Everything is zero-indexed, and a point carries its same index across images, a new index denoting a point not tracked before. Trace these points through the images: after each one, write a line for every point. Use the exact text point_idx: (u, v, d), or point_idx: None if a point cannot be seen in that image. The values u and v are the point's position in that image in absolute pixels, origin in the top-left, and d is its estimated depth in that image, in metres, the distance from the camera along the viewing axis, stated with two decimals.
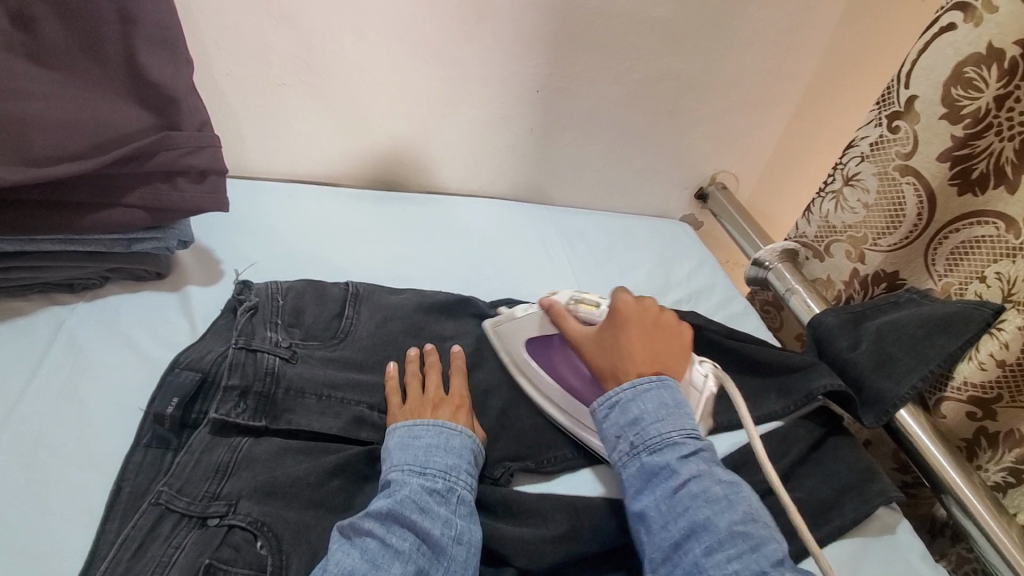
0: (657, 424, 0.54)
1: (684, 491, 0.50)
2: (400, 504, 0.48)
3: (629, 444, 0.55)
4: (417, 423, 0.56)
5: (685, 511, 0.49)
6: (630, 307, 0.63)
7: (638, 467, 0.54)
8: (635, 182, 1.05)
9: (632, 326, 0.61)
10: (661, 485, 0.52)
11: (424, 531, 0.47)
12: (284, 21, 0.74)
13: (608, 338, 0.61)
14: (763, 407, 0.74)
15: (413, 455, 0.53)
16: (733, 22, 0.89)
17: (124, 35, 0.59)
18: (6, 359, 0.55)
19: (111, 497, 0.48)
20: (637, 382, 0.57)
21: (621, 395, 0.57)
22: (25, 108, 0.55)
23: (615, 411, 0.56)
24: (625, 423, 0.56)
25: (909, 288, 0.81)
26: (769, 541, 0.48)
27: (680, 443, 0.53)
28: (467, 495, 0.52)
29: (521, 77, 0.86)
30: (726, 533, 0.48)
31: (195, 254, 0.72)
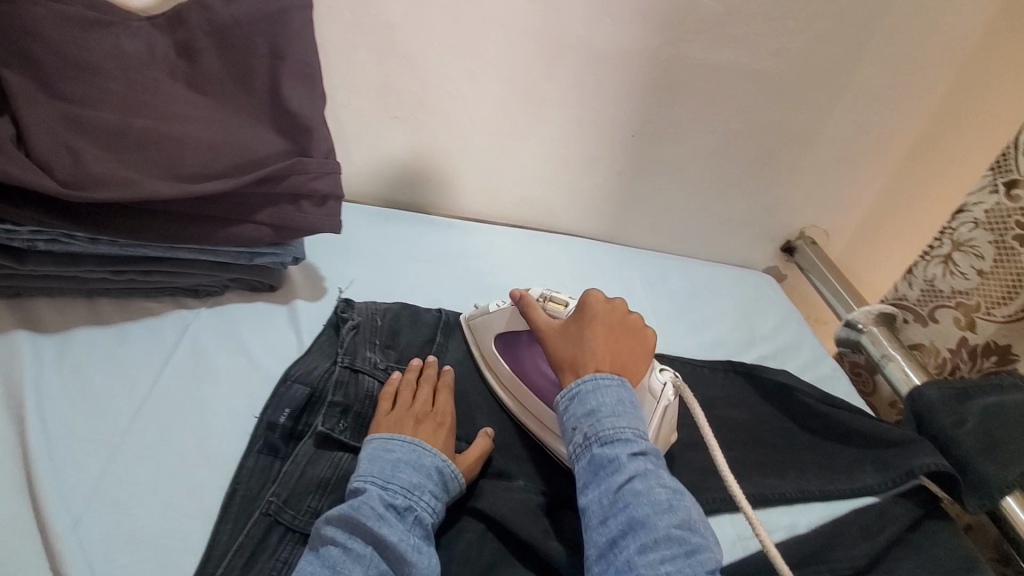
0: (613, 418, 0.53)
1: (627, 488, 0.49)
2: (357, 510, 0.48)
3: (583, 436, 0.54)
4: (393, 438, 0.55)
5: (624, 507, 0.48)
6: (599, 305, 0.62)
7: (588, 459, 0.52)
8: (723, 231, 1.04)
9: (596, 324, 0.60)
10: (607, 479, 0.50)
11: (381, 538, 0.47)
12: (403, 59, 0.79)
13: (574, 331, 0.60)
14: (858, 479, 0.69)
15: (380, 466, 0.52)
16: (838, 80, 0.87)
17: (274, 69, 0.65)
18: (139, 354, 0.60)
19: (226, 498, 0.50)
20: (597, 375, 0.56)
21: (579, 387, 0.56)
22: (182, 131, 0.61)
23: (574, 402, 0.55)
24: (582, 415, 0.54)
25: (1013, 372, 0.76)
26: (705, 549, 0.47)
27: (632, 440, 0.52)
28: (428, 514, 0.50)
29: (618, 120, 0.87)
30: (663, 534, 0.47)
31: (304, 272, 0.77)
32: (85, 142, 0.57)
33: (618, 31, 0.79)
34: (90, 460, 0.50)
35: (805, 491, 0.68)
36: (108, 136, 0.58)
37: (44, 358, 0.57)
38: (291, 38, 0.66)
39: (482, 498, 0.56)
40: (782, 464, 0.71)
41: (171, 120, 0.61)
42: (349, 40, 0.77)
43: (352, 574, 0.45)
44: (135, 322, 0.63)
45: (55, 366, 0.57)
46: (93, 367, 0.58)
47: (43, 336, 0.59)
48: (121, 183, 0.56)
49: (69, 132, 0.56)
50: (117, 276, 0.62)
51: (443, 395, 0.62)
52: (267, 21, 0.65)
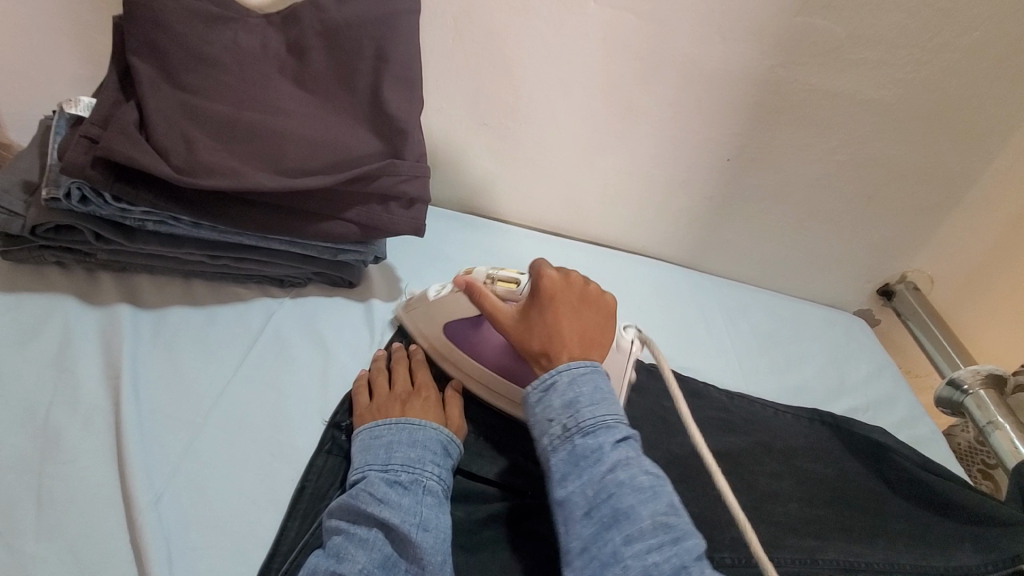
0: (592, 406, 0.50)
1: (610, 478, 0.46)
2: (355, 497, 0.47)
3: (560, 427, 0.49)
4: (378, 423, 0.54)
5: (608, 497, 0.45)
6: (554, 280, 0.58)
7: (567, 451, 0.48)
8: (814, 268, 0.97)
9: (557, 303, 0.57)
10: (589, 469, 0.47)
11: (384, 520, 0.46)
12: (500, 67, 0.79)
13: (535, 314, 0.57)
14: (954, 558, 0.61)
15: (375, 452, 0.52)
16: (966, 116, 0.80)
17: (376, 71, 0.66)
18: (227, 337, 0.62)
19: (296, 494, 0.51)
20: (572, 365, 0.52)
21: (554, 376, 0.52)
22: (286, 126, 0.62)
23: (548, 392, 0.51)
24: (559, 404, 0.50)
25: None
26: (691, 535, 0.44)
27: (612, 427, 0.49)
28: (433, 485, 0.50)
29: (715, 142, 0.83)
30: (649, 524, 0.43)
31: (382, 272, 0.77)
32: (198, 131, 0.59)
33: (727, 50, 0.75)
34: (174, 438, 0.52)
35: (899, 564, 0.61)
36: (219, 126, 0.60)
37: (141, 333, 0.60)
38: (397, 43, 0.66)
39: (543, 522, 0.54)
40: (872, 530, 0.64)
41: (277, 114, 0.63)
42: (449, 46, 0.77)
43: (357, 558, 0.44)
44: (224, 306, 0.66)
45: (150, 341, 0.60)
46: (184, 347, 0.60)
47: (143, 312, 0.62)
48: (227, 172, 0.58)
49: (185, 121, 0.59)
50: (213, 261, 0.65)
51: (419, 373, 0.62)
52: (376, 25, 0.66)
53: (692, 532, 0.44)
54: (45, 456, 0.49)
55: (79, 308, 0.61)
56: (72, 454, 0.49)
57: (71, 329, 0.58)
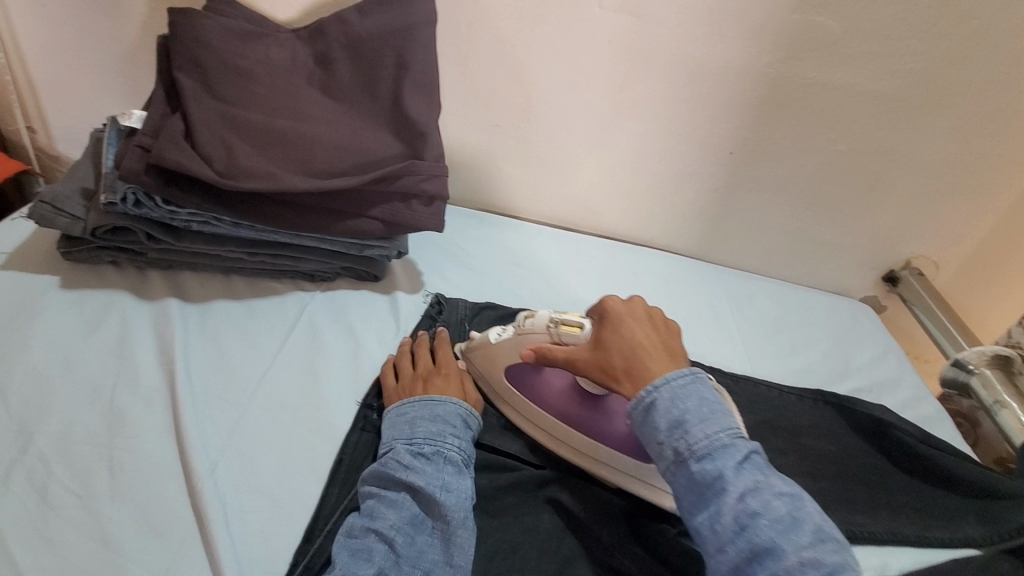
0: (703, 426, 0.49)
1: (741, 508, 0.45)
2: (384, 465, 0.53)
3: (672, 451, 0.50)
4: (402, 403, 0.59)
5: (742, 529, 0.45)
6: (620, 304, 0.59)
7: (687, 477, 0.49)
8: (819, 256, 1.00)
9: (628, 323, 0.57)
10: (717, 499, 0.47)
11: (410, 484, 0.51)
12: (512, 71, 0.83)
13: (613, 340, 0.57)
14: (959, 530, 0.65)
15: (400, 426, 0.57)
16: (964, 104, 0.82)
17: (397, 79, 0.71)
18: (266, 327, 0.68)
19: (334, 466, 0.56)
20: (669, 380, 0.52)
21: (654, 396, 0.51)
22: (315, 132, 0.68)
23: (653, 415, 0.51)
24: (669, 426, 0.50)
25: None
26: (841, 564, 0.43)
27: (729, 448, 0.48)
28: (455, 454, 0.54)
29: (719, 137, 0.87)
30: (793, 557, 0.43)
31: (404, 266, 0.82)
32: (237, 138, 0.65)
33: (727, 47, 0.79)
34: (223, 416, 0.58)
35: (900, 533, 0.64)
36: (255, 133, 0.65)
37: (189, 324, 0.66)
38: (416, 52, 0.71)
39: (564, 492, 0.59)
40: (874, 502, 0.67)
41: (306, 121, 0.69)
42: (464, 53, 0.82)
43: (388, 516, 0.49)
44: (261, 299, 0.71)
45: (198, 331, 0.65)
46: (228, 336, 0.65)
47: (189, 305, 0.68)
48: (264, 175, 0.63)
49: (225, 129, 0.64)
50: (251, 257, 0.70)
51: (441, 352, 0.66)
52: (396, 35, 0.71)
53: (841, 560, 0.43)
54: (113, 432, 0.55)
55: (133, 302, 0.67)
56: (136, 431, 0.55)
57: (127, 322, 0.64)
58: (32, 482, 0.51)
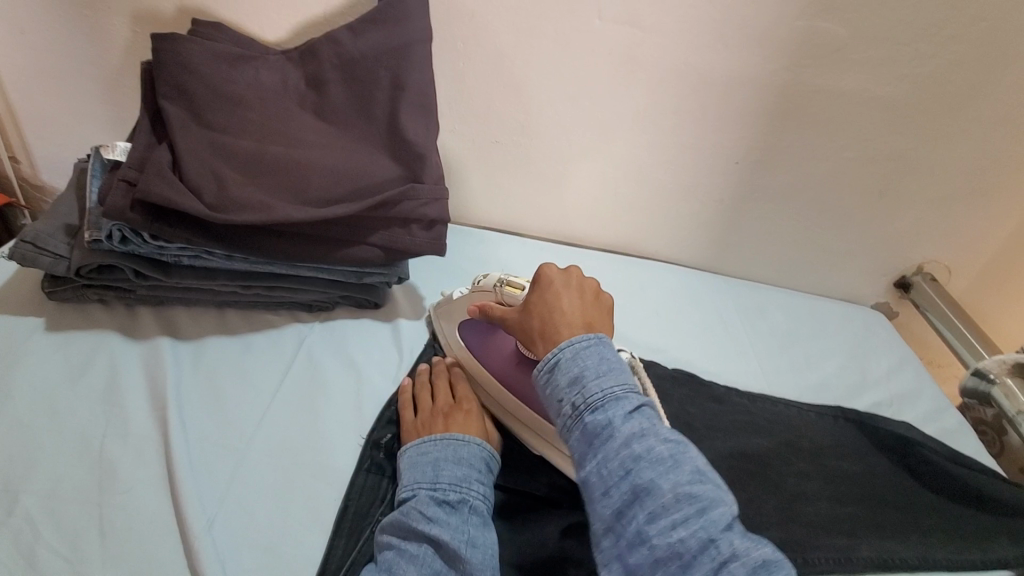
0: (599, 379, 0.49)
1: (627, 453, 0.45)
2: (407, 515, 0.50)
3: (570, 405, 0.49)
4: (424, 440, 0.56)
5: (626, 473, 0.45)
6: (558, 274, 0.59)
7: (580, 429, 0.48)
8: (829, 264, 0.97)
9: (557, 290, 0.57)
10: (604, 446, 0.46)
11: (435, 537, 0.48)
12: (509, 86, 0.81)
13: (535, 304, 0.58)
14: (993, 551, 0.62)
15: (422, 469, 0.54)
16: (975, 107, 0.80)
17: (393, 99, 0.69)
18: (263, 363, 0.64)
19: (340, 514, 0.53)
20: (574, 340, 0.52)
21: (560, 354, 0.51)
22: (309, 158, 0.65)
23: (555, 373, 0.51)
24: (567, 382, 0.50)
25: None
26: (717, 504, 0.43)
27: (622, 398, 0.48)
28: (479, 504, 0.52)
29: (724, 147, 0.85)
30: (671, 497, 0.43)
31: (406, 292, 0.79)
32: (227, 167, 0.62)
33: (731, 56, 0.76)
34: (221, 464, 0.55)
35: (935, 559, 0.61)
36: (246, 161, 0.63)
37: (182, 365, 0.63)
38: (412, 71, 0.69)
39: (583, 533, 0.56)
40: (905, 526, 0.64)
41: (300, 147, 0.66)
42: (459, 69, 0.80)
43: (408, 574, 0.46)
44: (258, 333, 0.68)
45: (192, 372, 0.62)
46: (223, 376, 0.62)
47: (181, 343, 0.65)
48: (257, 206, 0.61)
49: (214, 159, 0.62)
50: (245, 290, 0.67)
51: (459, 386, 0.64)
52: (391, 55, 0.68)
53: (719, 498, 0.43)
54: (104, 487, 0.52)
55: (123, 343, 0.64)
56: (127, 485, 0.52)
57: (116, 364, 0.61)
58: (18, 546, 0.48)
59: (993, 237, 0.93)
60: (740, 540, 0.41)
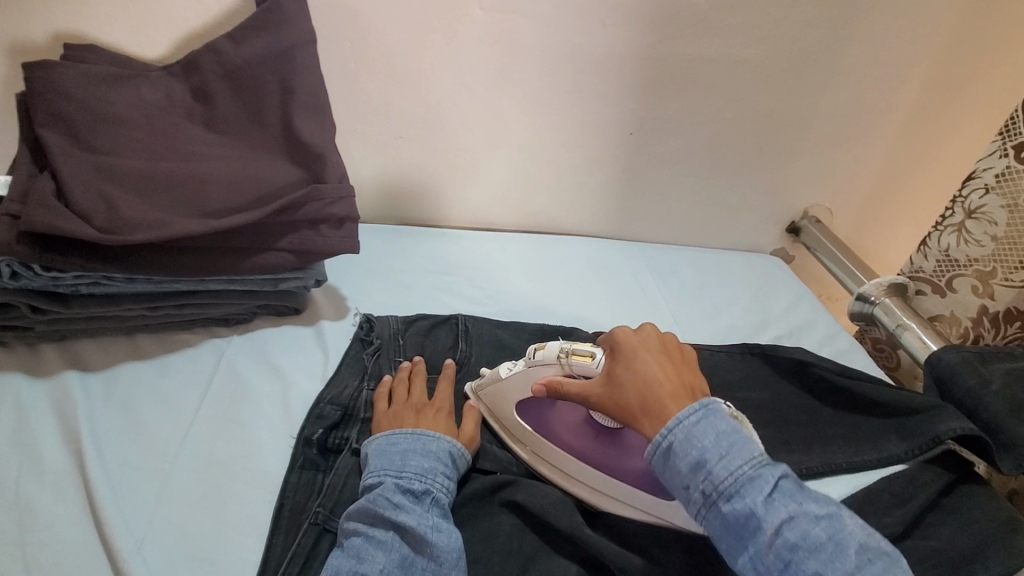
0: (725, 462, 0.49)
1: (780, 543, 0.45)
2: (375, 503, 0.52)
3: (699, 493, 0.49)
4: (395, 432, 0.59)
5: (787, 567, 0.45)
6: (634, 340, 0.59)
7: (720, 519, 0.48)
8: (729, 217, 1.05)
9: (643, 356, 0.57)
10: (754, 539, 0.46)
11: (402, 524, 0.50)
12: (405, 81, 0.82)
13: (623, 377, 0.56)
14: (884, 449, 0.69)
15: (390, 459, 0.56)
16: (828, 62, 0.89)
17: (284, 103, 0.69)
18: (182, 383, 0.64)
19: (276, 513, 0.54)
20: (683, 421, 0.51)
21: (670, 437, 0.51)
22: (206, 170, 0.64)
23: (674, 459, 0.51)
24: (689, 469, 0.50)
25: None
26: None
27: (756, 480, 0.48)
28: (443, 496, 0.54)
29: (617, 120, 0.90)
30: None
31: (326, 293, 0.79)
32: (117, 189, 0.61)
33: (609, 34, 0.81)
34: (146, 487, 0.54)
35: (834, 462, 0.68)
36: (136, 180, 0.62)
37: (93, 397, 0.61)
38: (299, 73, 0.69)
39: (520, 490, 0.59)
40: (809, 440, 0.71)
41: (193, 161, 0.65)
42: (352, 68, 0.80)
43: (376, 559, 0.48)
44: (173, 354, 0.67)
45: (105, 402, 0.61)
46: (139, 401, 0.61)
47: (90, 375, 0.63)
48: (153, 224, 0.60)
49: (102, 181, 0.60)
50: (154, 312, 0.66)
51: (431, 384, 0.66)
52: (276, 59, 0.68)
53: None
54: (23, 527, 0.50)
55: (25, 382, 0.61)
56: (49, 521, 0.51)
57: (22, 405, 0.59)
58: None
59: (862, 177, 1.04)
60: None
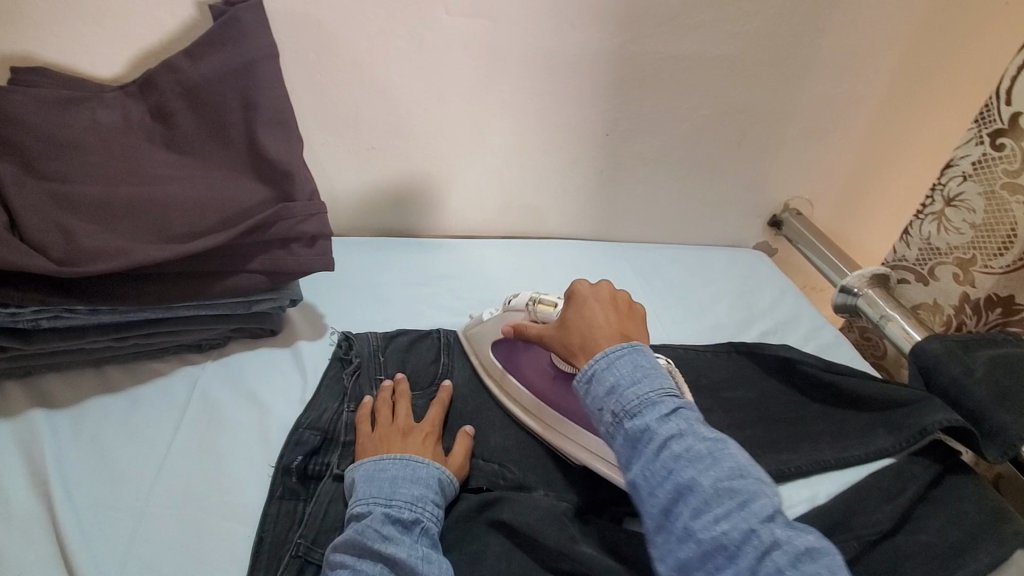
0: (635, 387, 0.52)
1: (666, 454, 0.48)
2: (364, 534, 0.50)
3: (610, 413, 0.52)
4: (383, 457, 0.57)
5: (668, 474, 0.47)
6: (589, 291, 0.62)
7: (622, 435, 0.51)
8: (710, 213, 1.04)
9: (592, 305, 0.60)
10: (645, 449, 0.49)
11: (391, 557, 0.48)
12: (374, 91, 0.81)
13: (571, 321, 0.60)
14: (873, 442, 0.69)
15: (378, 486, 0.54)
16: (801, 54, 0.89)
17: (248, 119, 0.67)
18: (154, 415, 0.62)
19: (255, 547, 0.52)
20: (608, 353, 0.54)
21: (594, 366, 0.54)
22: (169, 193, 0.62)
23: (593, 384, 0.54)
24: (603, 393, 0.53)
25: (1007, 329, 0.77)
26: (760, 496, 0.45)
27: (657, 403, 0.50)
28: (432, 526, 0.53)
29: (593, 121, 0.89)
30: (712, 492, 0.46)
31: (303, 312, 0.78)
32: (75, 218, 0.58)
33: (579, 36, 0.80)
34: (118, 528, 0.52)
35: (823, 460, 0.68)
36: (95, 208, 0.59)
37: (60, 435, 0.59)
38: (261, 88, 0.67)
39: (505, 509, 0.57)
40: (797, 438, 0.71)
41: (155, 184, 0.63)
42: (318, 80, 0.78)
43: None
44: (144, 384, 0.65)
45: (74, 440, 0.59)
46: (109, 437, 0.59)
47: (57, 411, 0.61)
48: (114, 253, 0.57)
49: (58, 211, 0.58)
50: (122, 342, 0.64)
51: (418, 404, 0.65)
52: (236, 75, 0.66)
53: (760, 490, 0.45)
54: None
55: None
56: (17, 569, 0.49)
57: None
58: None
59: (840, 167, 1.03)
60: (782, 530, 0.43)
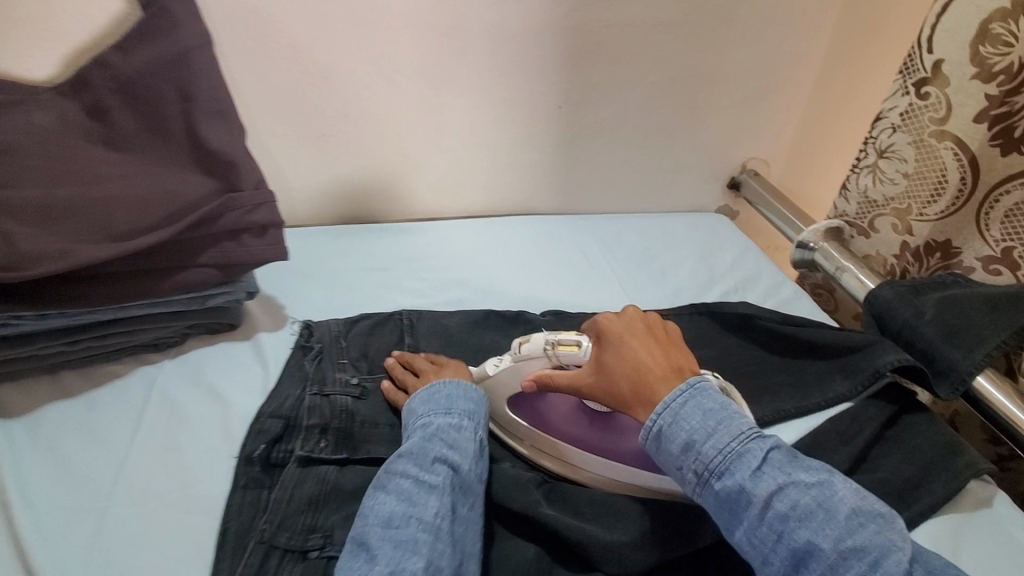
0: (713, 441, 0.49)
1: (772, 516, 0.46)
2: (430, 446, 0.55)
3: (693, 473, 0.50)
4: (436, 382, 0.62)
5: (780, 539, 0.45)
6: (618, 324, 0.59)
7: (713, 496, 0.49)
8: (668, 179, 1.05)
9: (631, 342, 0.57)
10: (745, 514, 0.47)
11: (455, 469, 0.54)
12: (318, 77, 0.79)
13: (612, 365, 0.57)
14: (830, 389, 0.71)
15: (437, 406, 0.59)
16: (745, 14, 0.89)
17: (185, 111, 0.65)
18: (113, 417, 0.61)
19: (219, 538, 0.52)
20: (671, 404, 0.52)
21: (658, 423, 0.52)
22: (109, 191, 0.61)
23: (664, 442, 0.52)
24: (679, 451, 0.51)
25: (953, 272, 0.78)
26: (887, 550, 0.43)
27: (744, 456, 0.48)
28: (481, 445, 0.59)
29: (544, 94, 0.89)
30: (836, 554, 0.44)
31: (262, 304, 0.77)
32: (12, 223, 0.57)
33: (521, 7, 0.80)
34: (81, 530, 0.52)
35: (783, 410, 0.70)
36: (32, 210, 0.58)
37: (17, 443, 0.58)
38: (197, 78, 0.65)
39: None
40: (758, 391, 0.73)
41: (94, 182, 0.61)
42: (259, 68, 0.77)
43: (430, 501, 0.51)
44: (101, 387, 0.64)
45: (31, 447, 0.58)
46: (67, 442, 0.58)
47: (12, 421, 0.60)
48: (56, 255, 0.56)
49: None
50: (74, 346, 0.63)
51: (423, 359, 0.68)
52: (170, 66, 0.65)
53: (887, 543, 0.43)
54: None
55: None
56: None
57: None
58: None
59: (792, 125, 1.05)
60: None
